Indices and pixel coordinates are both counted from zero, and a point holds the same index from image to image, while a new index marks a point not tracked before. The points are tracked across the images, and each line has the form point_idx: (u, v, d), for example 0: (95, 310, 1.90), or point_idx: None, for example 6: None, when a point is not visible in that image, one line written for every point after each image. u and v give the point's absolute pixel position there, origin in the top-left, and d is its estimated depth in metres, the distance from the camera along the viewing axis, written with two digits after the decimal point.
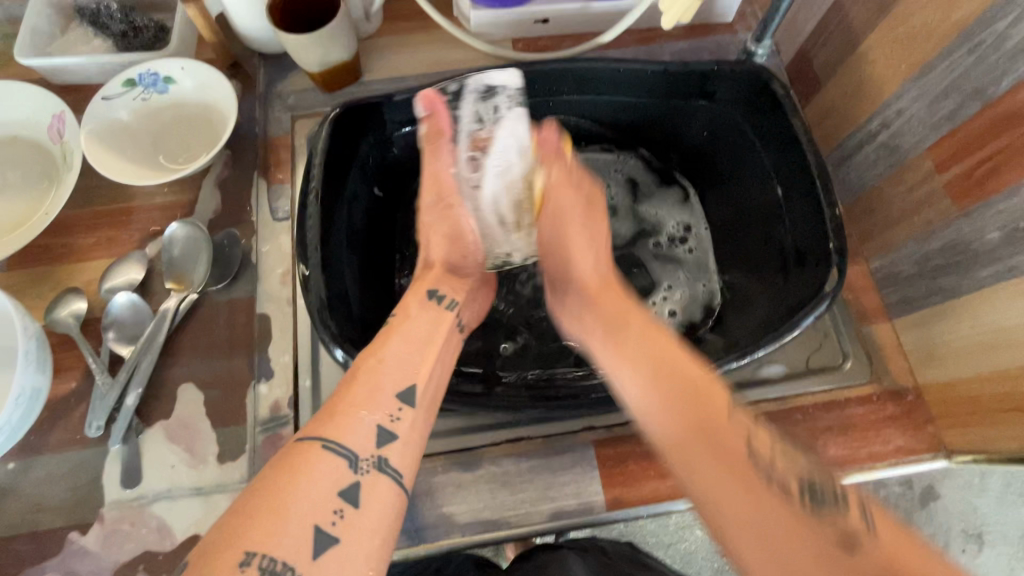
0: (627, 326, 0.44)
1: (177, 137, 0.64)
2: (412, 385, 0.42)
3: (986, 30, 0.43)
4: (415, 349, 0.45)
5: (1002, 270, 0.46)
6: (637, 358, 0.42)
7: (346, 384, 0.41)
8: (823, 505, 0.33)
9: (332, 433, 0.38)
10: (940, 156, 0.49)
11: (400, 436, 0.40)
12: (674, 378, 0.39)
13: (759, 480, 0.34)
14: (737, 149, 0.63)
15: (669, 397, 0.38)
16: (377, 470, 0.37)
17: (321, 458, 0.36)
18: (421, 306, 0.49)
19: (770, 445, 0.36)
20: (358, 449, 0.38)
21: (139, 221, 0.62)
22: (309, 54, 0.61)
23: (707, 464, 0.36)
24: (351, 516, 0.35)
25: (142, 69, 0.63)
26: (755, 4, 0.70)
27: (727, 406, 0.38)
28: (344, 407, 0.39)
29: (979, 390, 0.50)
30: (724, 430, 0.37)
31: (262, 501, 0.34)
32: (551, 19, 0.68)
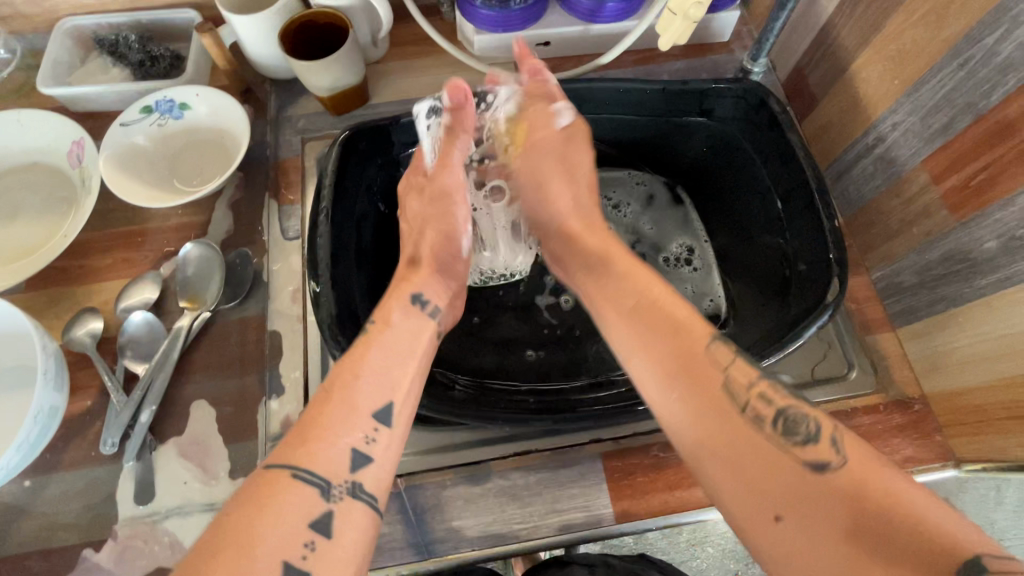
0: (607, 266, 0.49)
1: (191, 160, 0.66)
2: (389, 404, 0.42)
3: (973, 47, 0.45)
4: (393, 361, 0.44)
5: (1002, 278, 0.46)
6: (623, 317, 0.45)
7: (321, 406, 0.41)
8: (794, 433, 0.36)
9: (302, 462, 0.38)
10: (936, 168, 0.50)
11: (375, 458, 0.40)
12: (665, 330, 0.42)
13: (733, 411, 0.38)
14: (736, 163, 0.65)
15: (644, 334, 0.43)
16: (351, 497, 0.38)
17: (290, 489, 0.37)
18: (404, 312, 0.48)
19: (750, 378, 0.39)
20: (331, 477, 0.38)
21: (155, 242, 0.64)
22: (319, 79, 0.64)
23: (682, 386, 0.40)
24: (323, 548, 0.36)
25: (159, 96, 0.65)
26: (750, 24, 0.73)
27: (704, 331, 0.42)
28: (315, 433, 0.39)
29: (985, 398, 0.50)
30: (684, 327, 0.42)
31: (230, 535, 0.34)
32: (552, 42, 0.71)
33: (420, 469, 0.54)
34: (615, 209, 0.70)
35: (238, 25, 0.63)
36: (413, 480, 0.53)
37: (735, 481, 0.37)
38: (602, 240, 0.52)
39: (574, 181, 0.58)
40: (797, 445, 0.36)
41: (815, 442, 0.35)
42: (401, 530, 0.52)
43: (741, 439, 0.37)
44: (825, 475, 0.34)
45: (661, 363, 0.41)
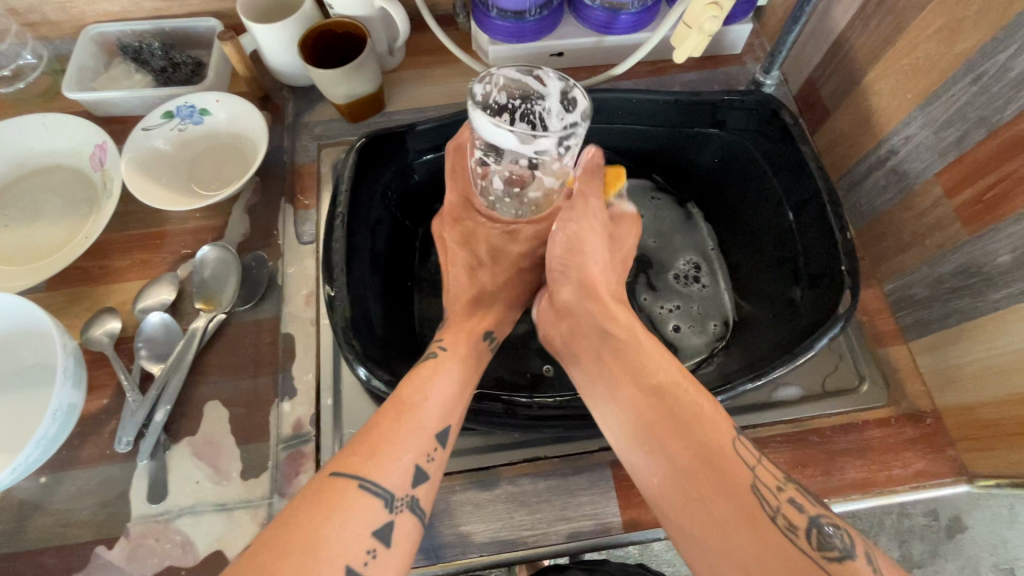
0: (628, 350, 0.48)
1: (210, 165, 0.67)
2: (449, 426, 0.44)
3: (988, 62, 0.45)
4: (458, 387, 0.47)
5: (1015, 293, 0.46)
6: (645, 399, 0.44)
7: (389, 420, 0.42)
8: (830, 547, 0.36)
9: (368, 471, 0.39)
10: (949, 181, 0.50)
11: (431, 477, 0.41)
12: (684, 446, 0.41)
13: (763, 517, 0.37)
14: (747, 175, 0.65)
15: (666, 431, 0.42)
16: (410, 510, 0.39)
17: (355, 496, 0.38)
18: (471, 344, 0.51)
19: (777, 482, 0.39)
20: (394, 488, 0.39)
21: (172, 244, 0.65)
22: (337, 87, 0.65)
23: (717, 503, 0.38)
24: (382, 557, 0.37)
25: (180, 102, 0.66)
26: (762, 37, 0.73)
27: (726, 430, 0.42)
28: (384, 444, 0.41)
29: (999, 413, 0.50)
30: (718, 449, 0.40)
31: (293, 534, 0.35)
32: (566, 52, 0.72)
33: None
34: None
35: (258, 33, 0.64)
36: None
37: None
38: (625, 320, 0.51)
39: (597, 245, 0.54)
40: (826, 558, 0.35)
41: (848, 560, 0.35)
42: None
43: (737, 500, 0.38)
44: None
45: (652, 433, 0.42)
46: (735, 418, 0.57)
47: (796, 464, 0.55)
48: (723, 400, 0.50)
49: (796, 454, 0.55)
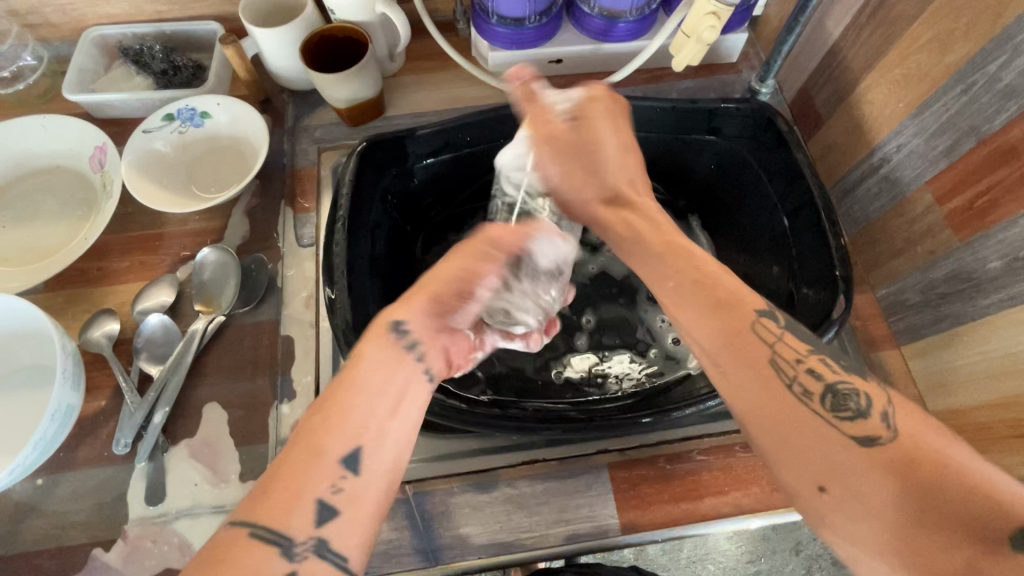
0: (649, 240, 0.45)
1: (210, 167, 0.67)
2: (359, 446, 0.35)
3: (977, 72, 0.46)
4: (375, 400, 0.38)
5: (1004, 298, 0.47)
6: (664, 287, 0.41)
7: (297, 450, 0.35)
8: (844, 409, 0.34)
9: (262, 517, 0.32)
10: (940, 188, 0.51)
11: (343, 511, 0.34)
12: (704, 321, 0.38)
13: (779, 386, 0.35)
14: (743, 182, 0.66)
15: (690, 311, 0.39)
16: (315, 557, 0.32)
17: (246, 553, 0.31)
18: (380, 347, 0.41)
19: (798, 354, 0.37)
20: (294, 533, 0.32)
21: (171, 246, 0.65)
22: (338, 92, 0.65)
23: (742, 378, 0.36)
24: None
25: (180, 104, 0.67)
26: (757, 46, 0.75)
27: (749, 305, 0.39)
28: (280, 483, 0.34)
29: (989, 416, 0.51)
30: (737, 315, 0.38)
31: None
32: (564, 59, 0.73)
33: (428, 476, 0.54)
34: None
35: (260, 37, 0.65)
36: (421, 486, 0.54)
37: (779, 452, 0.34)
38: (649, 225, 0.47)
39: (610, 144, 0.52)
40: (841, 418, 0.34)
41: (863, 418, 0.33)
42: (409, 536, 0.53)
43: (757, 367, 0.36)
44: (877, 451, 0.32)
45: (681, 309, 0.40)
46: None
47: None
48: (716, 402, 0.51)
49: None
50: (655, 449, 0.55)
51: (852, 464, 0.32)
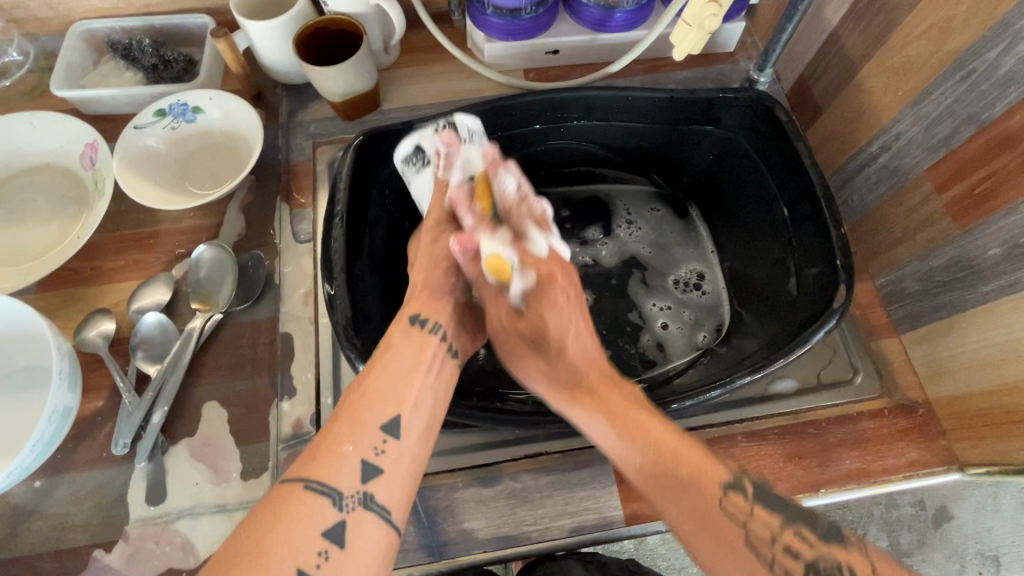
0: (612, 404, 0.45)
1: (204, 163, 0.67)
2: (396, 416, 0.42)
3: (976, 59, 0.46)
4: (399, 376, 0.44)
5: (1004, 285, 0.47)
6: (613, 424, 0.45)
7: (341, 424, 0.41)
8: (819, 571, 0.38)
9: (314, 472, 0.39)
10: (940, 176, 0.51)
11: (383, 471, 0.40)
12: (652, 461, 0.42)
13: (762, 571, 0.38)
14: (742, 171, 0.66)
15: (636, 447, 0.43)
16: (362, 507, 0.39)
17: (304, 497, 0.38)
18: (403, 333, 0.47)
19: (772, 531, 0.40)
20: (343, 488, 0.39)
21: (166, 244, 0.65)
22: (332, 85, 0.64)
23: (692, 507, 0.40)
24: (336, 557, 0.36)
25: (172, 99, 0.65)
26: (754, 35, 0.74)
27: (688, 445, 0.43)
28: (324, 448, 0.40)
29: (988, 403, 0.51)
30: (700, 477, 0.41)
31: (245, 548, 0.35)
32: (561, 50, 0.72)
33: (431, 472, 0.54)
34: (627, 223, 0.72)
35: (251, 30, 0.64)
36: (424, 481, 0.54)
37: None
38: (608, 394, 0.46)
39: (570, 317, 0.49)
40: (786, 552, 0.39)
41: None
42: (412, 532, 0.53)
43: (733, 548, 0.39)
44: None
45: (645, 480, 0.42)
46: (733, 413, 0.58)
47: (793, 455, 0.56)
48: (719, 393, 0.50)
49: (792, 447, 0.56)
50: None
51: None
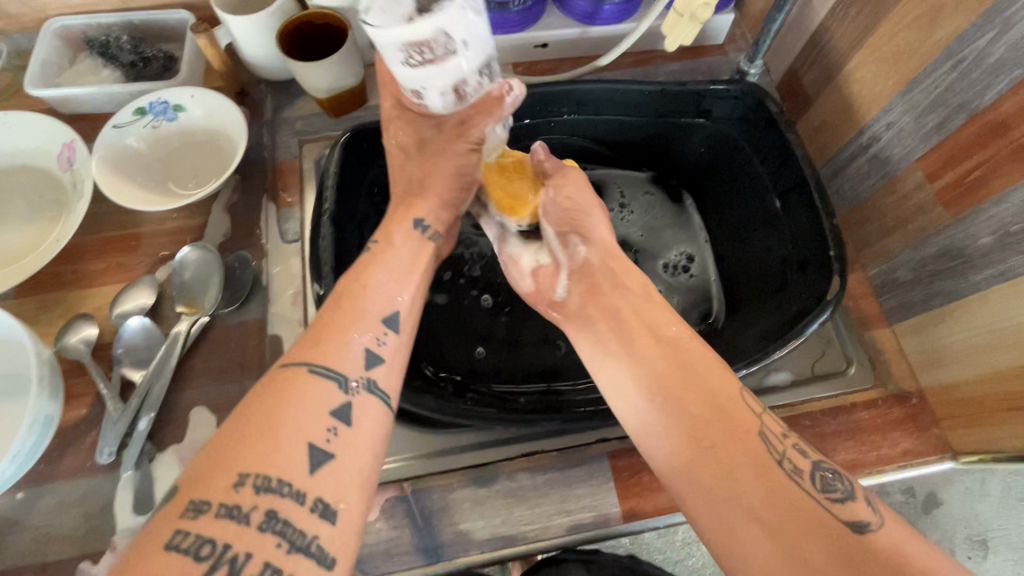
0: (642, 295, 0.48)
1: (187, 162, 0.65)
2: (396, 311, 0.44)
3: (967, 48, 0.46)
4: (399, 274, 0.47)
5: (996, 273, 0.47)
6: (655, 347, 0.43)
7: (340, 318, 0.42)
8: (831, 489, 0.36)
9: (316, 358, 0.39)
10: (930, 165, 0.51)
11: (383, 361, 0.42)
12: (693, 397, 0.39)
13: (769, 460, 0.36)
14: (734, 163, 0.66)
15: (678, 382, 0.41)
16: (366, 391, 0.39)
17: (308, 382, 0.38)
18: (405, 235, 0.50)
19: (782, 431, 0.39)
20: (347, 372, 0.39)
21: (150, 246, 0.63)
22: (318, 80, 0.63)
23: (722, 445, 0.37)
24: (344, 434, 0.37)
25: (152, 97, 0.64)
26: (743, 26, 0.74)
27: (734, 380, 0.41)
28: (329, 334, 0.41)
29: (979, 391, 0.51)
30: (719, 379, 0.40)
31: (253, 420, 0.35)
32: (550, 43, 0.71)
33: (427, 472, 0.53)
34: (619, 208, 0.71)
35: (233, 24, 0.62)
36: (419, 483, 0.53)
37: (755, 526, 0.34)
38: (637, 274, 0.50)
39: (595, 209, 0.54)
40: (831, 501, 0.35)
41: (849, 502, 0.35)
42: (408, 534, 0.52)
43: (744, 446, 0.37)
44: (866, 538, 0.33)
45: (671, 375, 0.41)
46: None
47: None
48: None
49: None
50: None
51: (855, 555, 0.32)
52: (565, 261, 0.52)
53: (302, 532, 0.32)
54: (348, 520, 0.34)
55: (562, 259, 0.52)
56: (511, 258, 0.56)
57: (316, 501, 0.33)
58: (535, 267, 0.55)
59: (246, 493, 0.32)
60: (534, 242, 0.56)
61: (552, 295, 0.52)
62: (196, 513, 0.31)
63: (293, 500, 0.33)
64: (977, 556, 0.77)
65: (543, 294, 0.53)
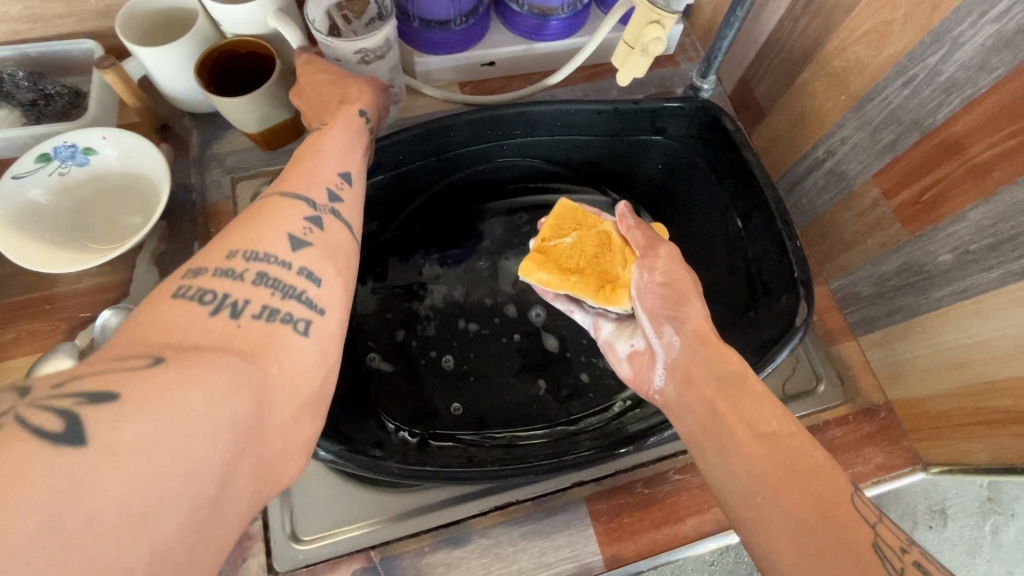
0: (741, 380, 0.42)
1: (103, 213, 0.59)
2: (349, 170, 0.46)
3: (917, 65, 0.45)
4: (347, 144, 0.48)
5: (957, 290, 0.47)
6: (757, 444, 0.39)
7: (300, 167, 0.44)
8: None
9: (290, 187, 0.41)
10: (887, 182, 0.51)
11: (345, 202, 0.44)
12: (796, 497, 0.36)
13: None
14: (692, 181, 0.64)
15: (781, 479, 0.37)
16: (332, 215, 0.41)
17: (284, 203, 0.39)
18: (348, 121, 0.49)
19: (900, 543, 0.36)
20: (316, 198, 0.41)
21: (67, 308, 0.57)
22: (246, 115, 0.58)
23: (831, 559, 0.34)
24: (319, 235, 0.39)
25: (57, 141, 0.56)
26: (692, 36, 0.72)
27: (843, 480, 0.37)
28: (297, 173, 0.43)
29: (948, 405, 0.51)
30: (824, 481, 0.37)
31: (241, 228, 0.37)
32: (497, 62, 0.68)
33: (396, 539, 0.50)
34: None
35: (143, 55, 0.56)
36: (388, 551, 0.50)
37: None
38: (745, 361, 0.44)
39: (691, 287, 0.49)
40: None
41: None
42: None
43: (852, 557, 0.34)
44: None
45: (776, 476, 0.37)
46: None
47: None
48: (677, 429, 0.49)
49: None
50: (630, 475, 0.53)
51: None
52: (660, 350, 0.48)
53: (292, 286, 0.36)
54: (329, 287, 0.38)
55: (658, 346, 0.48)
56: (607, 344, 0.55)
57: (301, 268, 0.37)
58: (632, 352, 0.52)
59: (238, 260, 0.35)
60: (628, 328, 0.54)
61: (650, 383, 0.48)
62: (195, 275, 0.34)
63: (280, 265, 0.36)
64: (937, 526, 0.73)
65: (640, 381, 0.50)
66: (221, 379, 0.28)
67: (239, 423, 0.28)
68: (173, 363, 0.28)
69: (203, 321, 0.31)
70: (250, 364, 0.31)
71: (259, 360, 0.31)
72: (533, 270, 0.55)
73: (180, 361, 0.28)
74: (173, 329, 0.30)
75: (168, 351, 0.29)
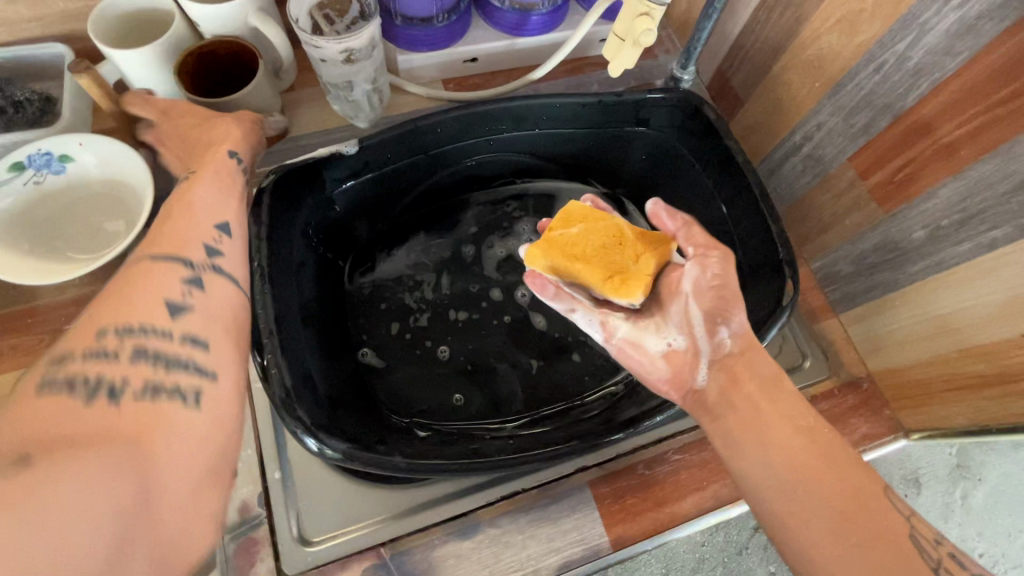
0: (778, 379, 0.45)
1: (85, 222, 0.57)
2: (226, 219, 0.45)
3: (887, 52, 0.47)
4: (221, 192, 0.46)
5: (931, 264, 0.50)
6: (798, 439, 0.41)
7: (173, 220, 0.42)
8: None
9: (161, 250, 0.40)
10: (862, 163, 0.53)
11: (226, 253, 0.43)
12: (838, 491, 0.39)
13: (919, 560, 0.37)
14: (676, 170, 0.66)
15: (820, 471, 0.40)
16: (213, 272, 0.41)
17: (156, 268, 0.38)
18: (217, 169, 0.46)
19: (936, 536, 0.39)
20: (193, 258, 0.40)
21: (51, 321, 0.55)
22: None
23: (875, 548, 0.37)
24: (200, 297, 0.39)
25: (31, 149, 0.54)
26: (668, 28, 0.74)
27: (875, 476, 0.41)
28: (167, 232, 0.41)
29: (926, 373, 0.54)
30: (858, 477, 0.40)
31: (109, 298, 0.36)
32: (480, 58, 0.68)
33: (405, 533, 0.51)
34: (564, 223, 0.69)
35: (118, 58, 0.54)
36: (397, 546, 0.50)
37: None
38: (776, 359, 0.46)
39: None
40: None
41: None
42: None
43: (892, 546, 0.37)
44: None
45: (816, 470, 0.40)
46: None
47: None
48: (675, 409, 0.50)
49: None
50: (631, 457, 0.54)
51: None
52: (708, 350, 0.46)
53: (174, 357, 0.35)
54: (219, 350, 0.38)
55: (704, 346, 0.46)
56: (630, 343, 0.49)
57: (187, 337, 0.37)
58: (667, 351, 0.48)
59: (111, 338, 0.34)
60: (645, 326, 0.49)
61: (693, 381, 0.46)
62: (61, 360, 0.33)
63: (164, 336, 0.36)
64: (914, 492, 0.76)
65: (680, 381, 0.47)
66: (106, 466, 0.29)
67: (118, 512, 0.28)
68: (40, 462, 0.27)
69: (80, 412, 0.31)
70: (135, 450, 0.31)
71: (140, 443, 0.31)
72: (537, 257, 0.52)
73: (48, 459, 0.28)
74: (48, 423, 0.30)
75: (36, 450, 0.28)
